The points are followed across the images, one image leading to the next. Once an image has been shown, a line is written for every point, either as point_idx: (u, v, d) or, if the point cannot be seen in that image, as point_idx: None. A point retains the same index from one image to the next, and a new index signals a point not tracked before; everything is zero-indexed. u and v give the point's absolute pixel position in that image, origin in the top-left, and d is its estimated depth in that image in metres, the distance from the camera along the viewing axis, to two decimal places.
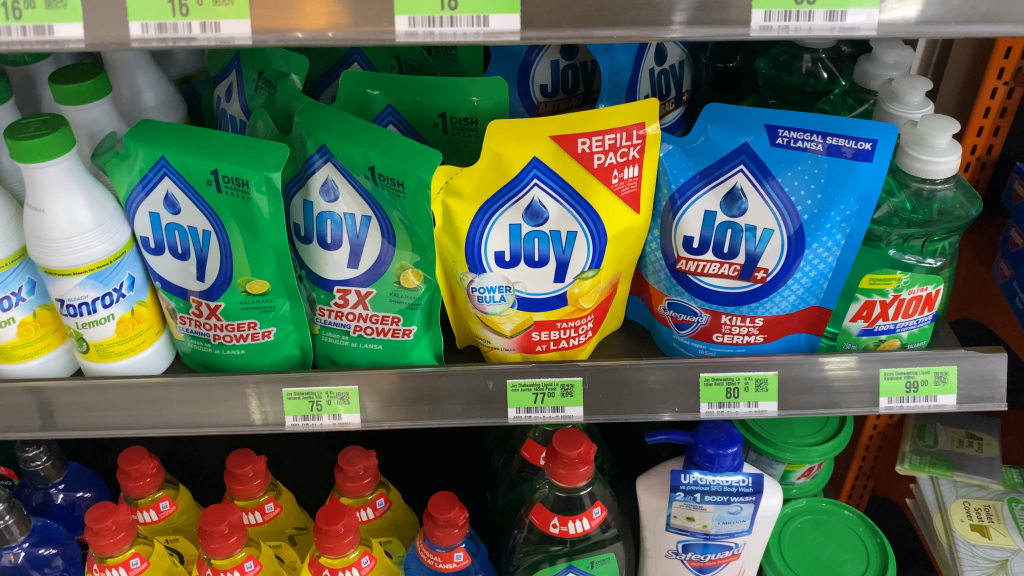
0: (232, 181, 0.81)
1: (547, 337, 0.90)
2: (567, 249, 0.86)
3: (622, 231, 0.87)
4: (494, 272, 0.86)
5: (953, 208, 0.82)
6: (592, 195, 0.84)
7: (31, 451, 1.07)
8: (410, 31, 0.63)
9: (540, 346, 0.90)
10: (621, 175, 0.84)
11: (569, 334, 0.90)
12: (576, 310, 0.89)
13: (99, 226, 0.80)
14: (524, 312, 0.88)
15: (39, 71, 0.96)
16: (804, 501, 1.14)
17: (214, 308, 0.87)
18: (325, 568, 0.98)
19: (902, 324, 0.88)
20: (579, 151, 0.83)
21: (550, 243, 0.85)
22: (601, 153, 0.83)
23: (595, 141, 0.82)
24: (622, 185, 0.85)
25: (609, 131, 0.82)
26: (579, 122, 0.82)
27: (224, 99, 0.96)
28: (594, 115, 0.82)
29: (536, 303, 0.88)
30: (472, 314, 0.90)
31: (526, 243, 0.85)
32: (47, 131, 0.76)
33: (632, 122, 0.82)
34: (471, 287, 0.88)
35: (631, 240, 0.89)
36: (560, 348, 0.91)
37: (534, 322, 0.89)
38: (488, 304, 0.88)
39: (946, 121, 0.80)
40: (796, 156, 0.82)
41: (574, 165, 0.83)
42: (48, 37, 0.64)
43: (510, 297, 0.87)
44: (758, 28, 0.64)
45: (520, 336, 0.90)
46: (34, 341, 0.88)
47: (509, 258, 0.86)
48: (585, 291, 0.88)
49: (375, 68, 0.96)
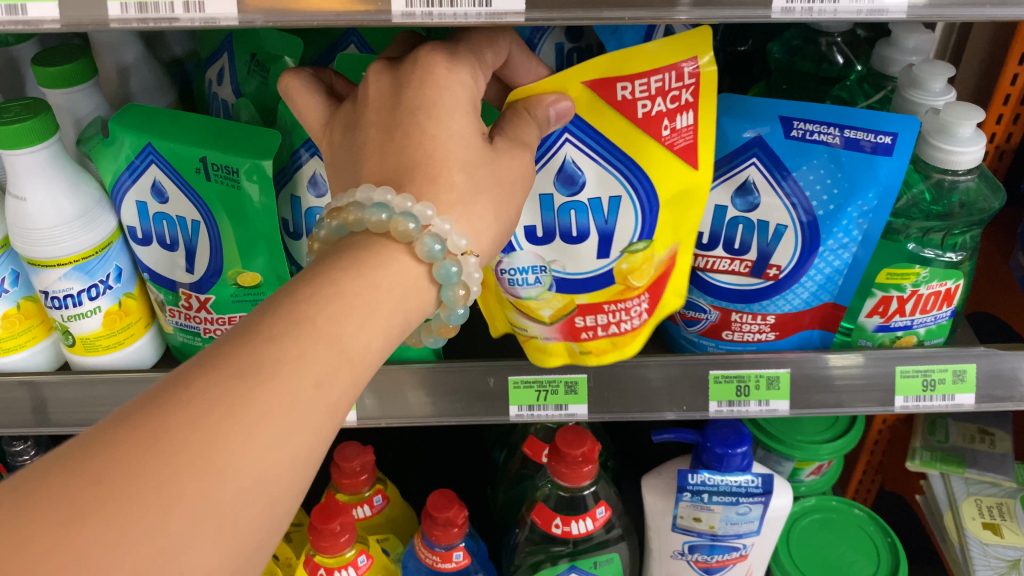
0: (221, 169, 0.77)
1: (592, 322, 0.81)
2: (610, 219, 0.77)
3: (677, 193, 0.77)
4: (525, 250, 0.78)
5: (976, 200, 0.79)
6: (641, 153, 0.75)
7: (19, 446, 1.03)
8: (408, 12, 0.60)
9: (585, 332, 0.81)
10: (672, 124, 0.75)
11: (619, 317, 0.81)
12: (624, 289, 0.79)
13: (83, 215, 0.78)
14: (563, 294, 0.80)
15: (22, 53, 0.92)
16: (813, 500, 1.11)
17: (204, 301, 0.84)
18: (320, 567, 0.95)
19: (919, 320, 0.85)
20: (619, 98, 0.73)
21: (590, 213, 0.77)
22: (646, 99, 0.73)
23: (638, 85, 0.73)
24: (675, 136, 0.75)
25: (655, 72, 0.73)
26: (620, 64, 0.73)
27: (215, 83, 0.91)
28: (634, 56, 0.73)
29: (573, 284, 0.79)
30: (505, 300, 0.82)
31: (561, 216, 0.77)
32: (27, 116, 0.73)
33: (677, 59, 0.73)
34: (501, 269, 0.80)
35: (693, 201, 0.79)
36: (608, 334, 0.81)
37: (577, 305, 0.80)
38: (521, 288, 0.80)
39: (970, 109, 0.76)
40: (811, 149, 0.78)
41: (615, 115, 0.74)
42: (22, 17, 0.60)
43: (546, 278, 0.79)
44: (779, 11, 0.60)
45: (561, 323, 0.81)
46: (19, 334, 0.85)
47: (542, 233, 0.78)
48: (635, 267, 0.78)
49: (372, 50, 0.90)
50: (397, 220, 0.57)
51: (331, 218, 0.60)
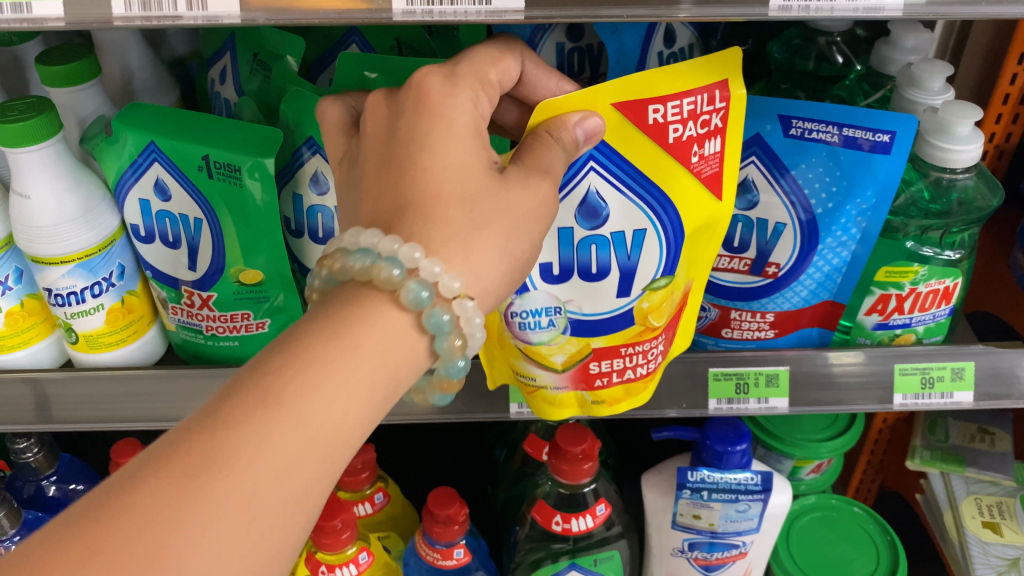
0: (224, 167, 0.78)
1: (608, 368, 0.78)
2: (632, 254, 0.74)
3: (701, 224, 0.75)
4: (539, 290, 0.75)
5: (974, 198, 0.80)
6: (665, 178, 0.72)
7: (21, 443, 1.04)
8: (408, 10, 0.60)
9: (599, 379, 0.78)
10: (701, 151, 0.73)
11: (637, 359, 0.78)
12: (645, 330, 0.76)
13: (86, 213, 0.78)
14: (579, 337, 0.76)
15: (26, 52, 0.92)
16: (814, 497, 1.11)
17: (206, 298, 0.84)
18: (321, 564, 0.96)
19: (918, 318, 0.85)
20: (651, 122, 0.71)
21: (611, 247, 0.74)
22: (678, 123, 0.71)
23: (670, 107, 0.70)
24: (702, 163, 0.73)
25: (689, 95, 0.70)
26: (651, 86, 0.70)
27: (217, 82, 0.91)
28: (666, 77, 0.70)
29: (591, 327, 0.76)
30: (514, 346, 0.78)
31: (580, 251, 0.74)
32: (31, 115, 0.74)
33: (712, 82, 0.71)
34: (512, 312, 0.76)
35: (714, 229, 0.77)
36: (624, 379, 0.79)
37: (593, 350, 0.77)
38: (533, 332, 0.77)
39: (969, 108, 0.77)
40: (810, 147, 0.79)
41: (644, 141, 0.71)
42: (26, 15, 0.61)
43: (561, 320, 0.76)
44: (776, 8, 0.61)
45: (574, 369, 0.78)
46: (22, 332, 0.85)
47: (558, 270, 0.74)
48: (656, 306, 0.76)
49: (374, 50, 0.91)
50: (377, 266, 0.57)
51: (320, 269, 0.61)
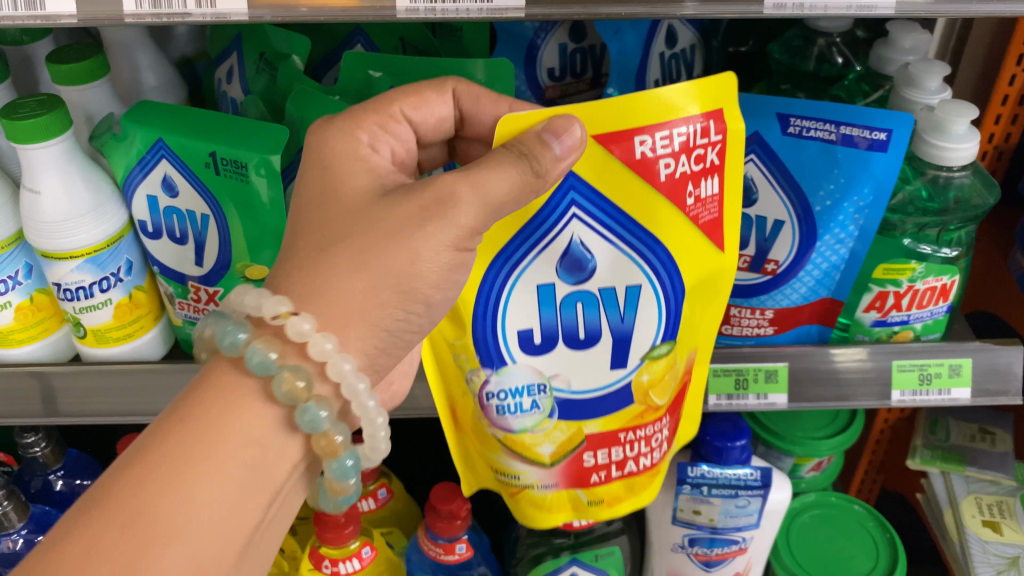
0: (230, 164, 0.79)
1: (600, 459, 0.78)
2: (626, 316, 0.73)
3: (703, 278, 0.74)
4: (520, 363, 0.73)
5: (970, 196, 0.81)
6: (658, 224, 0.70)
7: (30, 438, 1.05)
8: (411, 8, 0.62)
9: (591, 466, 0.79)
10: (696, 191, 0.70)
11: (633, 445, 0.79)
12: (645, 409, 0.77)
13: (96, 209, 0.80)
14: (568, 422, 0.76)
15: (36, 52, 0.94)
16: (814, 495, 1.11)
17: (212, 293, 0.85)
18: (324, 559, 0.96)
19: (915, 315, 0.86)
20: (638, 156, 0.68)
21: (601, 307, 0.72)
22: (667, 158, 0.68)
23: (659, 140, 0.67)
24: (698, 207, 0.71)
25: (677, 125, 0.67)
26: (636, 117, 0.67)
27: (224, 81, 0.93)
28: (649, 105, 0.67)
29: (581, 408, 0.76)
30: (494, 437, 0.77)
31: (564, 312, 0.72)
32: (42, 112, 0.75)
33: (699, 111, 0.68)
34: (486, 392, 0.75)
35: (716, 286, 0.75)
36: (622, 474, 0.80)
37: (586, 437, 0.77)
38: (514, 418, 0.76)
39: (964, 107, 0.78)
40: (808, 145, 0.80)
41: (633, 180, 0.68)
42: (40, 13, 0.63)
43: (546, 402, 0.75)
44: (771, 6, 0.62)
45: (565, 461, 0.78)
46: (32, 326, 0.87)
47: (540, 338, 0.73)
48: (656, 380, 0.76)
49: (379, 49, 0.93)
50: (204, 324, 0.63)
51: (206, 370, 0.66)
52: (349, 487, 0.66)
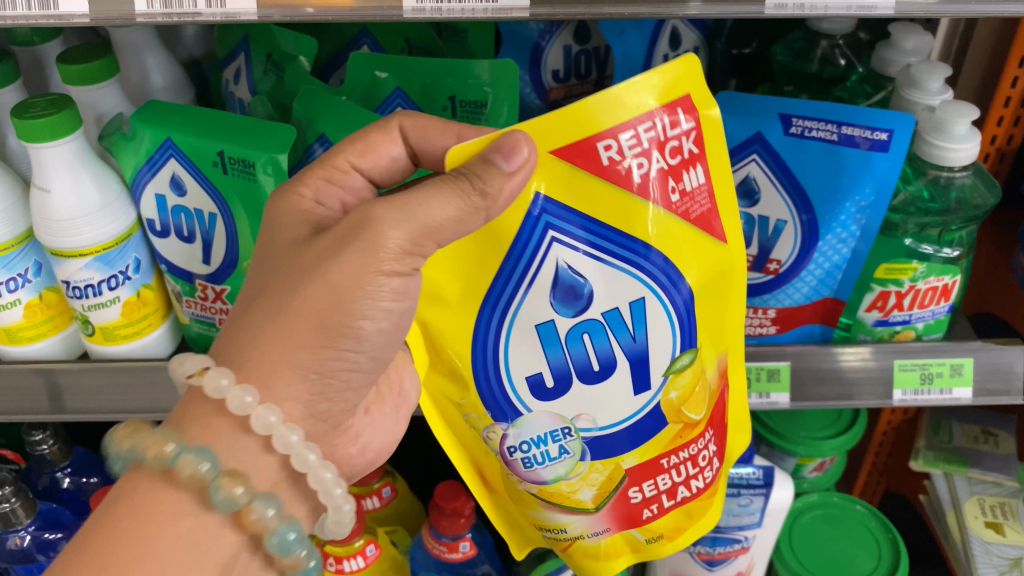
0: (238, 163, 0.80)
1: (650, 487, 0.76)
2: (637, 334, 0.70)
3: (713, 274, 0.71)
4: (535, 410, 0.72)
5: (970, 197, 0.81)
6: (645, 226, 0.67)
7: (37, 435, 1.06)
8: (418, 7, 0.63)
9: (638, 500, 0.77)
10: (678, 186, 0.68)
11: (678, 471, 0.76)
12: (685, 425, 0.74)
13: (105, 207, 0.81)
14: (601, 459, 0.74)
15: (46, 52, 0.95)
16: (816, 495, 1.12)
17: (219, 292, 0.86)
18: (329, 556, 0.97)
19: (917, 315, 0.86)
20: (605, 161, 0.65)
21: (612, 333, 0.69)
22: (636, 157, 0.66)
23: (623, 141, 0.65)
24: (685, 202, 0.68)
25: (637, 121, 0.65)
26: (593, 120, 0.64)
27: (231, 82, 0.94)
28: (599, 107, 0.64)
29: (610, 443, 0.74)
30: (529, 492, 0.76)
31: (572, 347, 0.70)
32: (53, 111, 0.76)
33: (659, 104, 0.66)
34: (506, 445, 0.74)
35: (729, 280, 0.73)
36: (680, 499, 0.78)
37: (626, 471, 0.75)
38: (544, 468, 0.74)
39: (965, 107, 0.78)
40: (810, 145, 0.81)
41: (606, 186, 0.66)
42: (53, 12, 0.63)
43: (573, 445, 0.73)
44: (773, 6, 0.63)
45: (612, 498, 0.76)
46: (40, 324, 0.87)
47: (551, 378, 0.71)
48: (686, 395, 0.73)
49: (384, 50, 0.93)
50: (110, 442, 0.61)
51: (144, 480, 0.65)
52: (301, 559, 0.63)
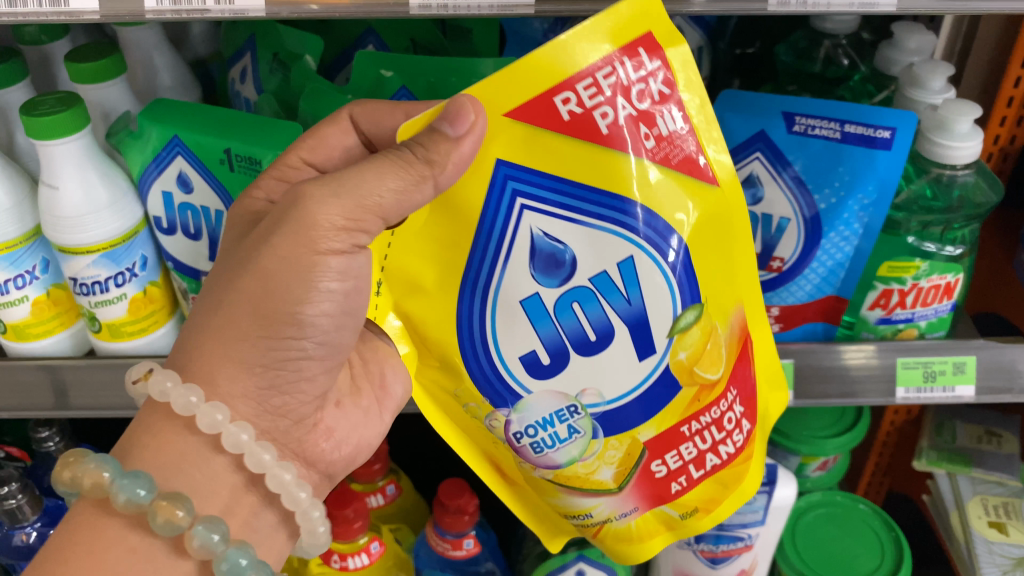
0: (244, 161, 0.80)
1: (676, 458, 0.75)
2: (632, 296, 0.69)
3: (710, 219, 0.69)
4: (535, 390, 0.72)
5: (972, 194, 0.82)
6: (620, 179, 0.66)
7: (43, 432, 1.07)
8: (424, 4, 0.63)
9: (662, 473, 0.75)
10: (652, 131, 0.67)
11: (703, 437, 0.74)
12: (702, 386, 0.73)
13: (112, 204, 0.81)
14: (614, 434, 0.74)
15: (54, 51, 0.96)
16: (819, 494, 1.12)
17: None
18: (333, 553, 0.97)
19: (920, 313, 0.86)
20: (567, 117, 0.65)
21: (605, 299, 0.69)
22: (597, 106, 0.65)
23: (580, 92, 0.64)
24: (659, 147, 0.67)
25: (588, 71, 0.64)
26: (543, 75, 0.64)
27: (238, 81, 0.94)
28: (550, 61, 0.64)
29: (617, 415, 0.73)
30: (547, 479, 0.76)
31: (565, 317, 0.69)
32: (61, 109, 0.77)
33: (613, 49, 0.64)
34: (513, 431, 0.74)
35: (729, 224, 0.71)
36: (711, 468, 0.76)
37: (644, 445, 0.74)
38: (557, 451, 0.74)
39: (967, 105, 0.79)
40: (813, 143, 0.81)
41: (570, 139, 0.65)
42: (63, 9, 0.64)
43: (583, 421, 0.73)
44: (776, 3, 0.64)
45: (636, 474, 0.75)
46: (47, 321, 0.88)
47: (547, 354, 0.71)
48: (696, 352, 0.72)
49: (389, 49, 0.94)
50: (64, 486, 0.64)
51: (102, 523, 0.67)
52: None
